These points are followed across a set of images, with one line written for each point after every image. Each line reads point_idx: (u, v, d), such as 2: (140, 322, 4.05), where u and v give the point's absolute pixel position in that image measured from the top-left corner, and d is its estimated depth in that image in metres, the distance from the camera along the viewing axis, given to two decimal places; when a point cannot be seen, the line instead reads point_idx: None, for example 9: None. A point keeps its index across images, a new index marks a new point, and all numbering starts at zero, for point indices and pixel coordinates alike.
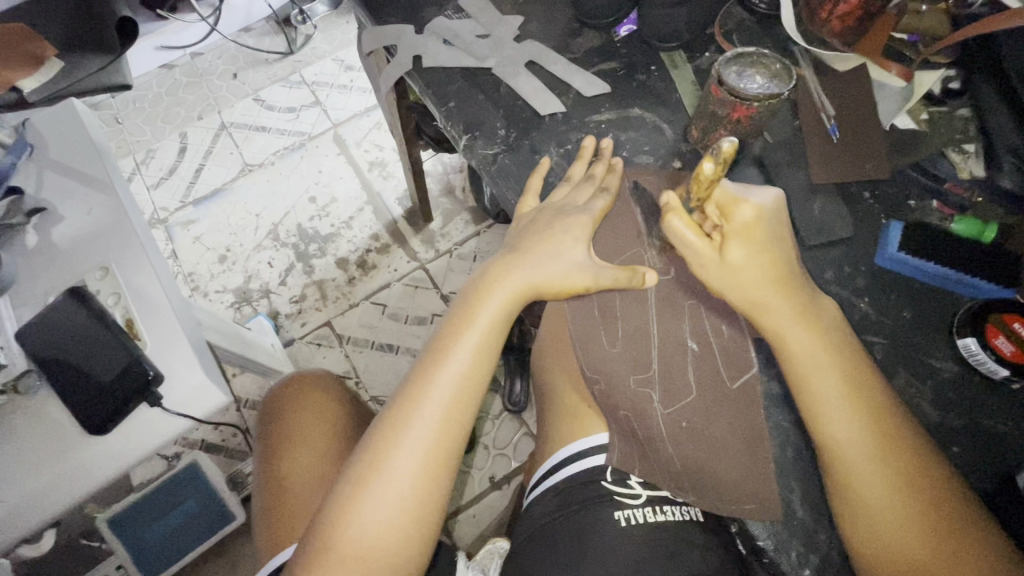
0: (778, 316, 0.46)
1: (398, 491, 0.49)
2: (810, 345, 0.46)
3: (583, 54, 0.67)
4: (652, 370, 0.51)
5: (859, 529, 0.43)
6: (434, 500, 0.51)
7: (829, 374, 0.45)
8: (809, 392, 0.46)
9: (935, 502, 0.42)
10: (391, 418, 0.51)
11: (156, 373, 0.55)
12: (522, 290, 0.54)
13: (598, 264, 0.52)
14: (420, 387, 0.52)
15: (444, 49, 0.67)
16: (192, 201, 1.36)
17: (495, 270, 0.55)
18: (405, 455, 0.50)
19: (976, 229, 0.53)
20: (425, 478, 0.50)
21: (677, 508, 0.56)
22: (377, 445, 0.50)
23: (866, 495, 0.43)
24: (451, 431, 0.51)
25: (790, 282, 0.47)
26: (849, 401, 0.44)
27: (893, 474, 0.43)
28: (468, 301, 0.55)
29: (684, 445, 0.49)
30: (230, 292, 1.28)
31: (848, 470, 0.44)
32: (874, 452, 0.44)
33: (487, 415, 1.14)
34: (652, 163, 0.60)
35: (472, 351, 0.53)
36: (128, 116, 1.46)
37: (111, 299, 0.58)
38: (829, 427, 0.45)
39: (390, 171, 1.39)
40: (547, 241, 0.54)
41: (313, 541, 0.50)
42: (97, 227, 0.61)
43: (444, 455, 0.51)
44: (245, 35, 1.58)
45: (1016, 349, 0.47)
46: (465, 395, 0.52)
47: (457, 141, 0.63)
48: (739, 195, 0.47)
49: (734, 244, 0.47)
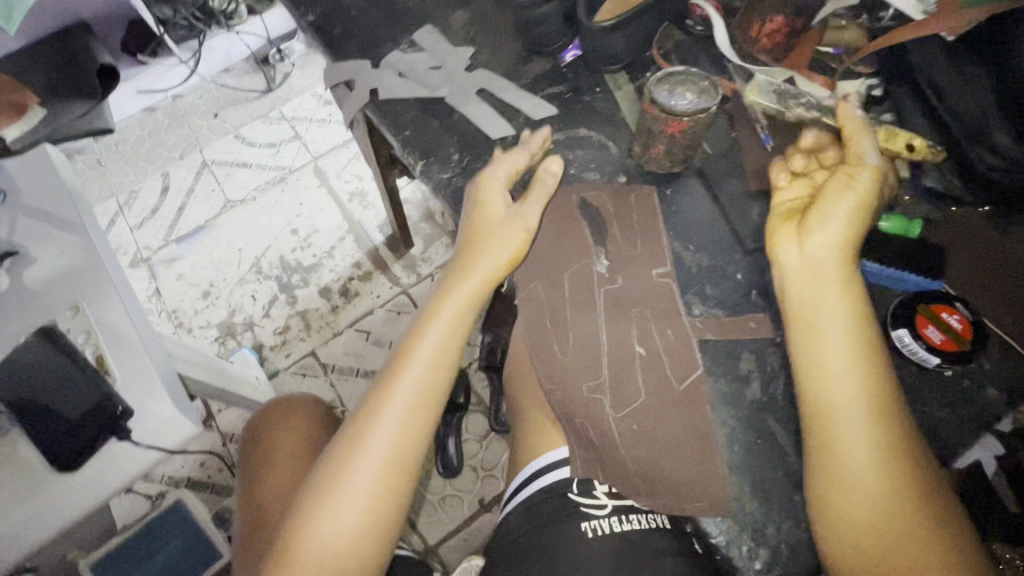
0: (821, 278, 0.48)
1: (356, 493, 0.50)
2: (836, 313, 0.47)
3: (532, 80, 0.70)
4: (602, 377, 0.52)
5: (835, 508, 0.44)
6: (390, 508, 0.51)
7: (838, 348, 0.47)
8: (812, 367, 0.47)
9: (913, 485, 0.43)
10: (355, 427, 0.52)
11: (125, 408, 0.56)
12: (478, 294, 0.55)
13: (527, 207, 0.56)
14: (382, 395, 0.53)
15: (398, 81, 0.70)
16: (175, 239, 1.38)
17: (453, 275, 0.56)
18: (366, 464, 0.51)
19: (903, 227, 0.54)
20: (382, 484, 0.51)
21: (643, 516, 0.56)
22: (341, 454, 0.51)
23: (846, 470, 0.44)
24: (413, 442, 0.52)
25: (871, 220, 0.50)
26: (851, 367, 0.46)
27: (880, 451, 0.44)
28: (433, 299, 0.56)
29: (637, 448, 0.49)
30: (214, 327, 1.29)
31: (834, 441, 0.45)
32: (868, 427, 0.44)
33: (472, 437, 1.15)
34: (599, 180, 0.62)
35: (433, 351, 0.54)
36: (112, 159, 1.49)
37: (81, 336, 0.59)
38: (825, 400, 0.46)
39: (370, 200, 1.42)
40: (483, 198, 0.57)
41: (271, 551, 0.50)
42: (71, 268, 0.63)
43: (405, 464, 0.52)
44: (225, 75, 1.62)
45: (944, 337, 0.49)
46: (428, 402, 0.53)
47: (414, 167, 0.66)
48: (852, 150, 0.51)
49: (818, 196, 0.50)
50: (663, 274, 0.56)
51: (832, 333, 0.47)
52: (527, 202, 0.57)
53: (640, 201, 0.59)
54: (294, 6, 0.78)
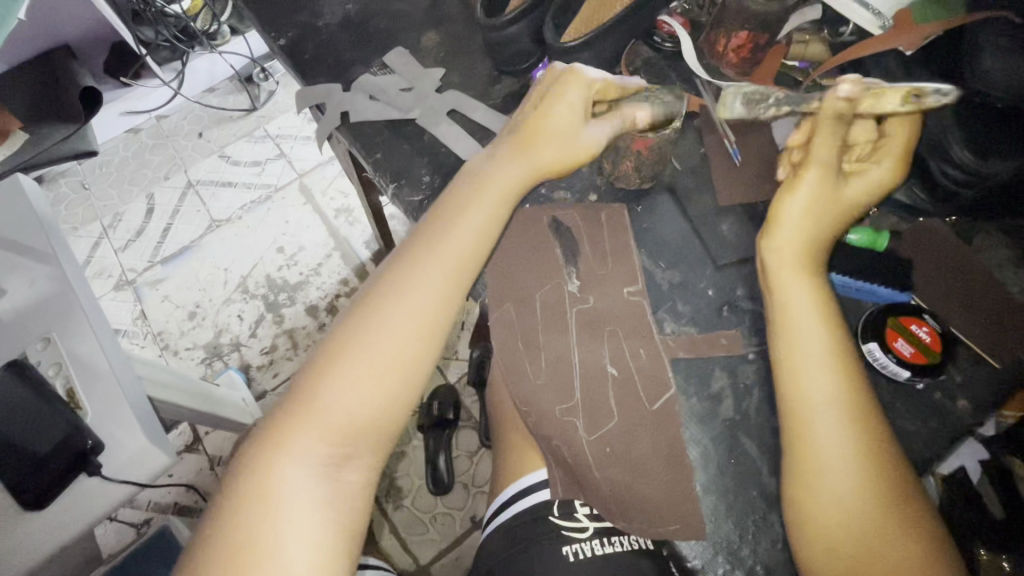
0: (784, 275, 0.50)
1: (343, 407, 0.48)
2: (805, 308, 0.48)
3: (502, 100, 0.71)
4: (575, 399, 0.51)
5: (810, 500, 0.44)
6: (379, 431, 0.50)
7: (813, 350, 0.47)
8: (789, 365, 0.47)
9: (892, 493, 0.43)
10: (324, 365, 0.49)
11: (95, 442, 0.55)
12: (467, 244, 0.53)
13: (602, 128, 0.57)
14: (359, 333, 0.50)
15: (370, 104, 0.70)
16: (160, 260, 1.37)
17: (442, 221, 0.55)
18: (335, 405, 0.48)
19: (869, 239, 0.55)
20: (373, 403, 0.49)
21: (626, 537, 0.54)
22: (308, 392, 0.49)
23: (819, 461, 0.44)
24: (389, 390, 0.49)
25: (845, 210, 0.51)
26: (822, 360, 0.46)
27: (858, 460, 0.43)
28: (449, 216, 0.55)
29: (610, 470, 0.49)
30: (200, 348, 1.27)
31: (807, 429, 0.45)
32: (841, 419, 0.45)
33: (463, 453, 1.14)
34: (570, 199, 0.62)
35: (448, 270, 0.52)
36: (95, 182, 1.48)
37: (52, 369, 0.59)
38: (801, 391, 0.46)
39: (356, 217, 1.41)
40: (568, 104, 0.57)
41: (243, 464, 0.48)
42: (40, 298, 0.62)
43: (378, 411, 0.49)
44: (210, 95, 1.60)
45: (914, 350, 0.50)
46: (411, 349, 0.50)
47: (386, 189, 0.66)
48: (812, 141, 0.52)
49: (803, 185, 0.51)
50: (635, 292, 0.56)
51: (805, 336, 0.48)
52: (607, 120, 0.57)
53: (611, 219, 0.59)
54: (266, 31, 0.78)
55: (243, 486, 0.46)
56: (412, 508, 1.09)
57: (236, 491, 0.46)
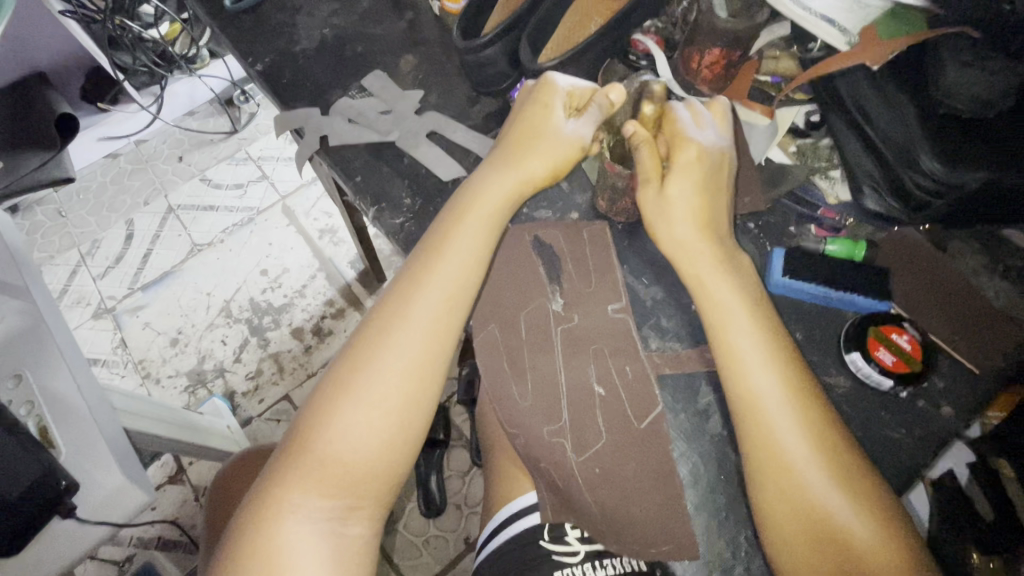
0: (699, 263, 0.52)
1: (342, 459, 0.47)
2: (727, 292, 0.50)
3: (481, 120, 0.71)
4: (563, 420, 0.51)
5: (780, 506, 0.44)
6: (380, 480, 0.49)
7: (755, 352, 0.48)
8: (733, 367, 0.48)
9: (858, 490, 0.43)
10: (322, 408, 0.48)
11: (70, 482, 0.52)
12: (462, 273, 0.53)
13: (583, 122, 0.56)
14: (357, 372, 0.49)
15: (349, 127, 0.70)
16: (140, 287, 1.34)
17: (431, 250, 0.54)
18: (336, 449, 0.47)
19: (848, 248, 0.57)
20: (372, 451, 0.48)
21: (618, 560, 0.53)
22: (307, 436, 0.48)
23: (776, 448, 0.45)
24: (392, 429, 0.48)
25: (708, 203, 0.53)
26: (767, 363, 0.47)
27: (820, 460, 0.44)
28: (438, 243, 0.54)
29: (601, 492, 0.48)
30: (183, 376, 1.25)
31: (756, 416, 0.46)
32: (787, 401, 0.46)
33: (454, 473, 1.12)
34: (552, 217, 0.62)
35: (440, 304, 0.51)
36: (72, 209, 1.45)
37: (24, 408, 0.55)
38: (741, 380, 0.47)
39: (340, 236, 1.40)
40: (542, 109, 0.57)
41: (241, 528, 0.46)
42: (10, 333, 0.58)
43: (384, 451, 0.48)
44: (189, 119, 1.59)
45: (895, 359, 0.51)
46: (413, 385, 0.49)
47: (367, 213, 0.66)
48: (687, 137, 0.53)
49: (676, 179, 0.52)
50: (619, 309, 0.55)
51: (742, 337, 0.49)
52: (585, 114, 0.57)
53: (592, 237, 0.59)
54: (242, 56, 0.78)
55: (244, 552, 0.44)
56: (404, 532, 1.07)
57: (236, 556, 0.44)
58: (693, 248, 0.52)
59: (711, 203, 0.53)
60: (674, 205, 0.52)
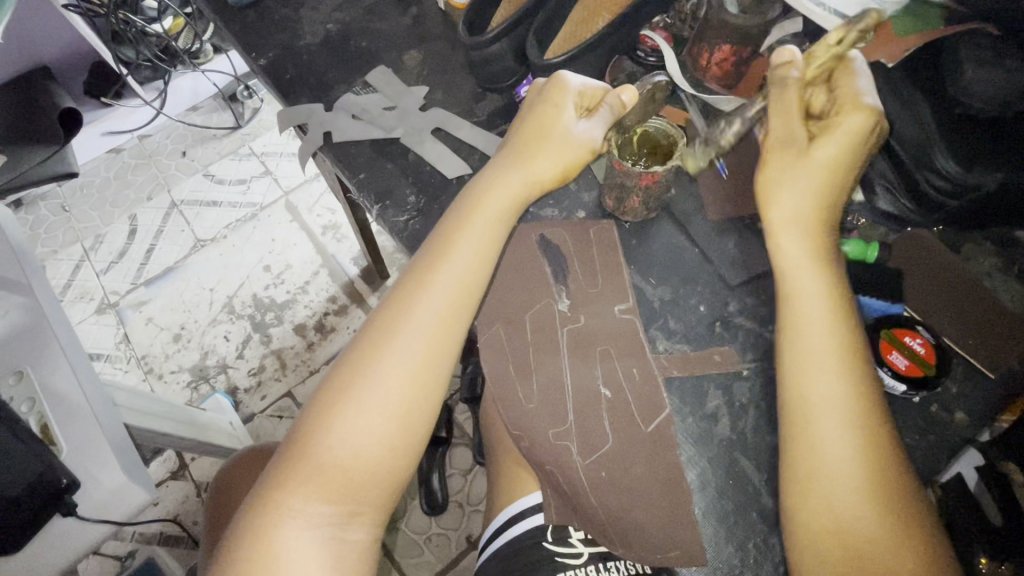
0: (782, 248, 0.48)
1: (342, 465, 0.47)
2: (811, 279, 0.47)
3: (487, 117, 0.71)
4: (569, 423, 0.50)
5: (810, 505, 0.43)
6: (381, 486, 0.48)
7: (824, 348, 0.45)
8: (801, 361, 0.46)
9: (894, 499, 0.42)
10: (322, 413, 0.48)
11: (70, 480, 0.51)
12: (465, 274, 0.52)
13: (594, 123, 0.56)
14: (357, 376, 0.48)
15: (352, 124, 0.69)
16: (143, 282, 1.34)
17: (435, 251, 0.53)
18: (336, 454, 0.47)
19: (860, 249, 0.55)
20: (374, 456, 0.47)
21: (622, 562, 0.52)
22: (306, 441, 0.47)
23: (817, 450, 0.43)
24: (393, 435, 0.48)
25: (840, 182, 0.47)
26: (829, 360, 0.45)
27: (862, 468, 0.42)
28: (443, 243, 0.53)
29: (607, 496, 0.47)
30: (185, 372, 1.24)
31: (807, 426, 0.44)
32: (843, 404, 0.44)
33: (456, 472, 1.12)
34: (558, 216, 0.61)
35: (443, 307, 0.50)
36: (75, 204, 1.45)
37: (25, 405, 0.55)
38: (806, 377, 0.45)
39: (343, 233, 1.40)
40: (550, 108, 0.56)
41: (240, 531, 0.46)
42: (12, 330, 0.58)
43: (384, 457, 0.48)
44: (192, 114, 1.58)
45: (909, 363, 0.50)
46: (416, 390, 0.49)
47: (370, 210, 0.65)
48: (859, 96, 0.45)
49: (824, 143, 0.45)
50: (626, 310, 0.55)
51: (815, 331, 0.46)
52: (595, 115, 0.56)
53: (599, 236, 0.58)
54: (246, 52, 0.77)
55: (244, 555, 0.44)
56: (406, 531, 1.06)
57: (236, 562, 0.44)
58: (790, 230, 0.48)
59: (843, 184, 0.47)
60: (804, 174, 0.47)
